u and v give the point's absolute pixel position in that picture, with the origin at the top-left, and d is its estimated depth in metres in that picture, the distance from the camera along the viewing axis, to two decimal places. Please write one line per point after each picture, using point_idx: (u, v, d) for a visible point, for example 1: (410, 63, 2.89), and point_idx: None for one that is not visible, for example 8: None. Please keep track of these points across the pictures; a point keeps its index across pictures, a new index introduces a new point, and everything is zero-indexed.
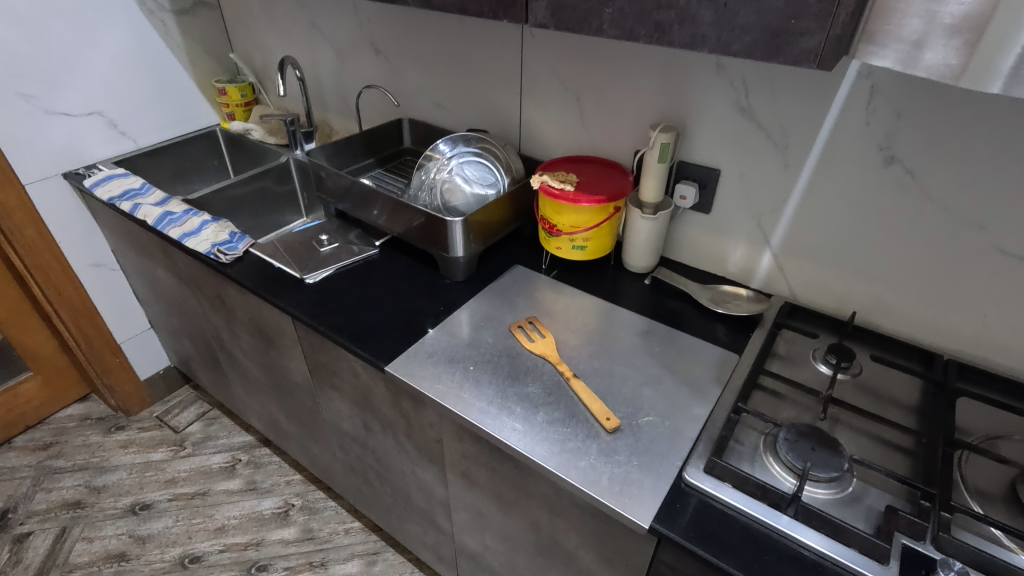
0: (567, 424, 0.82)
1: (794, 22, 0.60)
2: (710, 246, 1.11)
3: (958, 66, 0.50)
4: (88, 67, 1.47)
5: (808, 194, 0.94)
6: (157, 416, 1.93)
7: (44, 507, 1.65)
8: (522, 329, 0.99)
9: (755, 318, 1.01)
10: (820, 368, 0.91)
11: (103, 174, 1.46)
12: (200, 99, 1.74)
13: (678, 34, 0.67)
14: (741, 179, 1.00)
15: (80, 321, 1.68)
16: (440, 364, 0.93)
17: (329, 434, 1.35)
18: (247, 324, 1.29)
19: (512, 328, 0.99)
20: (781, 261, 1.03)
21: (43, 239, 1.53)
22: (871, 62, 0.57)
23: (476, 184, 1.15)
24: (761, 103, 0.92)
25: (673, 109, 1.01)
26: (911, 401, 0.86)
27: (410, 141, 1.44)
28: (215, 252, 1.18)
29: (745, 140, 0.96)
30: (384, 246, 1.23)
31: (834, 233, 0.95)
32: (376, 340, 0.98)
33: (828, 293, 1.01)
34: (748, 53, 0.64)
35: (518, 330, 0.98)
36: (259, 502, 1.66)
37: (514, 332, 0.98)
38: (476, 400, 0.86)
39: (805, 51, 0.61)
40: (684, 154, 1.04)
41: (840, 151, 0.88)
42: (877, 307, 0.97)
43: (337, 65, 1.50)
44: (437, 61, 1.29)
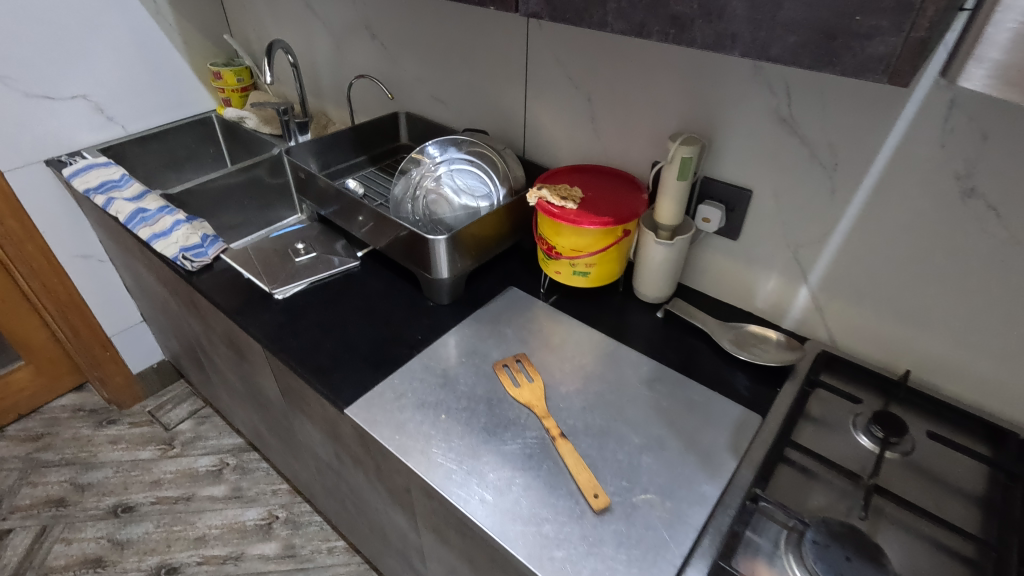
0: (546, 499, 0.69)
1: (858, 19, 0.44)
2: (736, 276, 0.95)
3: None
4: (70, 47, 1.37)
5: (859, 225, 0.78)
6: (149, 411, 1.87)
7: (27, 503, 1.61)
8: (509, 367, 0.85)
9: (784, 369, 0.85)
10: (861, 441, 0.75)
11: (83, 163, 1.37)
12: (195, 83, 1.64)
13: (701, 31, 0.52)
14: (777, 202, 0.84)
15: (66, 312, 1.62)
16: (408, 409, 0.80)
17: (306, 455, 1.24)
18: (221, 334, 1.18)
19: (496, 369, 0.85)
20: (820, 300, 0.87)
21: (25, 229, 1.45)
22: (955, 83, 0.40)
23: (466, 195, 1.02)
24: (806, 114, 0.75)
25: (698, 116, 0.85)
26: (975, 491, 0.69)
27: (406, 137, 1.30)
28: (181, 258, 1.07)
29: (783, 157, 0.80)
30: (367, 258, 1.11)
31: (888, 275, 0.78)
32: (341, 373, 0.86)
33: (875, 342, 0.84)
34: (792, 58, 0.48)
35: (505, 373, 0.84)
36: (242, 512, 1.59)
37: (498, 372, 0.85)
38: (444, 459, 0.73)
39: (871, 59, 0.45)
40: (709, 170, 0.88)
41: (903, 179, 0.71)
42: (936, 365, 0.80)
43: (334, 51, 1.37)
44: (435, 50, 1.14)
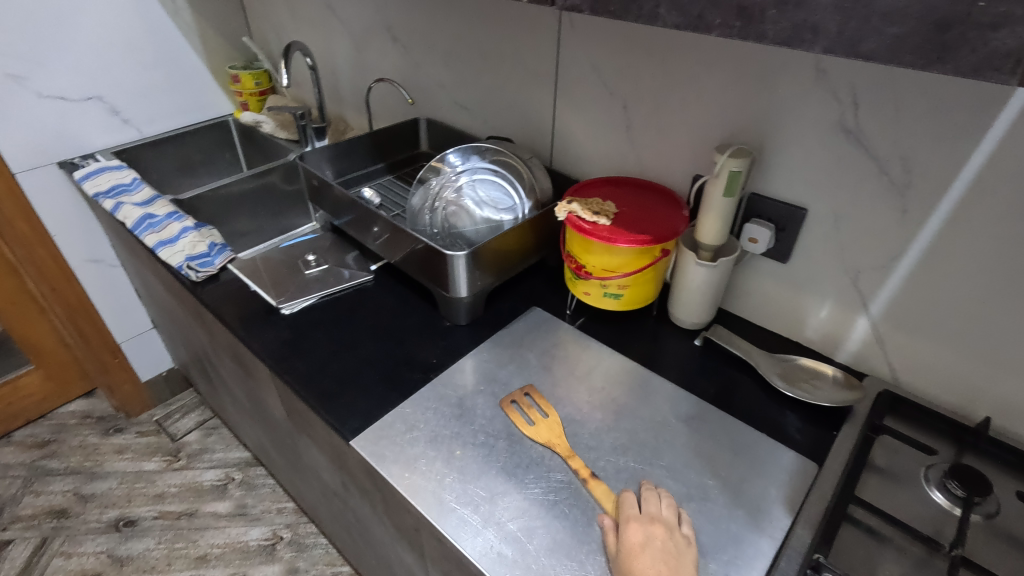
0: (574, 556, 0.60)
1: (982, 5, 0.36)
2: (784, 302, 0.86)
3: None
4: (86, 47, 1.34)
5: (933, 250, 0.68)
6: (157, 420, 1.82)
7: (30, 513, 1.57)
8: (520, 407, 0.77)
9: (841, 409, 0.76)
10: (936, 498, 0.65)
11: (96, 166, 1.33)
12: (213, 86, 1.60)
13: (775, 23, 0.44)
14: (836, 223, 0.75)
15: (75, 318, 1.58)
16: (420, 443, 0.72)
17: (311, 478, 1.17)
18: (226, 348, 1.12)
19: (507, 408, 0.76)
20: (882, 332, 0.77)
21: (35, 231, 1.42)
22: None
23: (488, 208, 0.94)
24: (876, 125, 0.66)
25: (748, 126, 0.77)
26: None
27: (426, 144, 1.24)
28: (186, 268, 1.02)
29: (846, 173, 0.71)
30: (381, 272, 1.04)
31: (967, 308, 0.69)
32: (348, 400, 0.79)
33: (946, 383, 0.74)
34: (888, 55, 0.40)
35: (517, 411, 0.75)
36: (245, 531, 1.52)
37: (507, 410, 0.76)
38: (458, 503, 0.66)
39: (995, 54, 0.36)
40: (758, 185, 0.80)
41: (990, 201, 0.62)
42: (1020, 413, 0.70)
43: (354, 54, 1.31)
44: (459, 54, 1.08)
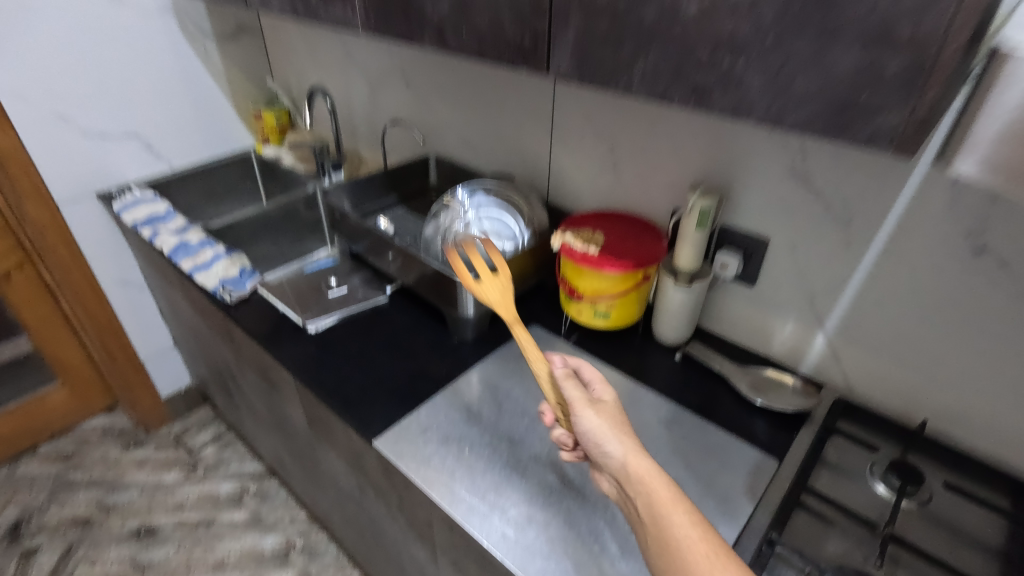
0: (568, 536, 0.71)
1: (866, 96, 0.48)
2: (754, 321, 0.97)
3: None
4: (126, 89, 1.48)
5: (874, 276, 0.80)
6: (174, 435, 1.92)
7: (56, 521, 1.65)
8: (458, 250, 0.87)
9: (802, 415, 0.87)
10: (878, 489, 0.76)
11: (132, 198, 1.45)
12: (237, 122, 1.74)
13: (720, 100, 0.56)
14: (794, 252, 0.87)
15: (104, 337, 1.69)
16: (433, 443, 0.83)
17: (327, 484, 1.27)
18: (252, 363, 1.23)
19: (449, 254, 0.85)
20: (837, 347, 0.89)
21: (73, 256, 1.54)
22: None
23: (492, 237, 1.06)
24: (821, 170, 0.79)
25: (717, 168, 0.89)
26: (992, 544, 0.70)
27: (435, 178, 1.37)
28: (220, 290, 1.13)
29: (800, 211, 0.83)
30: (395, 293, 1.15)
31: (903, 325, 0.80)
32: (369, 407, 0.90)
33: (892, 392, 0.85)
34: (804, 128, 0.52)
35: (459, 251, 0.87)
36: (260, 538, 1.61)
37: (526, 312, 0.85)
38: (467, 493, 0.76)
39: (878, 132, 0.48)
40: (727, 219, 0.92)
41: (915, 236, 0.74)
42: (953, 417, 0.81)
43: (369, 96, 1.45)
44: (466, 100, 1.22)
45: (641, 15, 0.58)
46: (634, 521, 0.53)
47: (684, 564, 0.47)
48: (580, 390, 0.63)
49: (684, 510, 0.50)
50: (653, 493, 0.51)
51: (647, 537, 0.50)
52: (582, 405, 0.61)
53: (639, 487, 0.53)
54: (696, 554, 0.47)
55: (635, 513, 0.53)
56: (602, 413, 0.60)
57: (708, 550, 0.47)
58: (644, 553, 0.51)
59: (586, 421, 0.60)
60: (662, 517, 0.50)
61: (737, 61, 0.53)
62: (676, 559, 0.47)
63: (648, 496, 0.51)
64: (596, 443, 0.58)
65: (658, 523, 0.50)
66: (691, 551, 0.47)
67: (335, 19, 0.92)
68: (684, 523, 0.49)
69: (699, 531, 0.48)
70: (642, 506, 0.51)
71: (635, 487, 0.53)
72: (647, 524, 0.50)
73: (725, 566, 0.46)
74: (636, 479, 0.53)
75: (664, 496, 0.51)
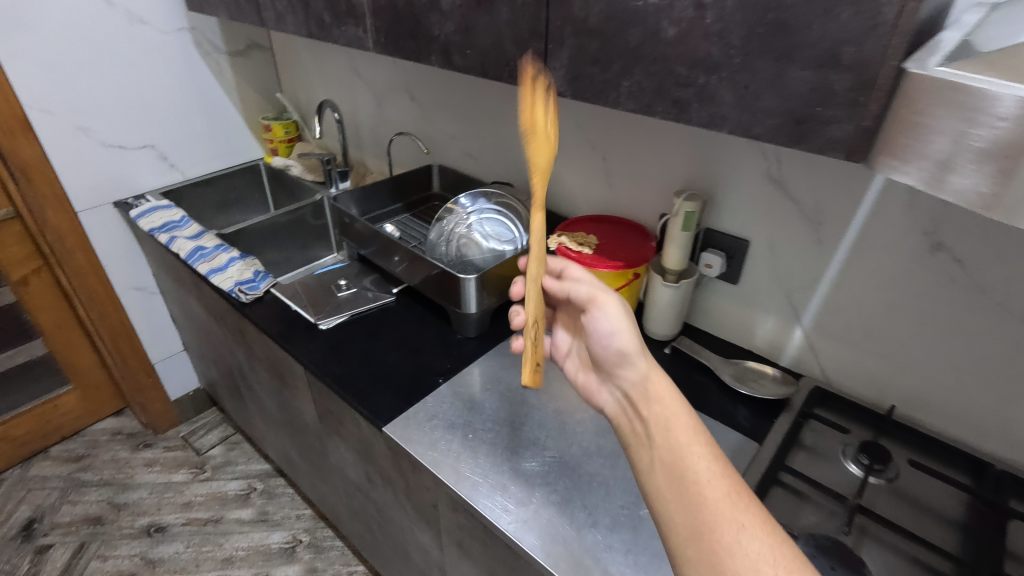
0: (564, 510, 0.77)
1: (820, 109, 0.55)
2: (737, 316, 1.04)
3: (998, 198, 0.38)
4: (143, 103, 1.55)
5: (844, 273, 0.87)
6: (182, 436, 1.97)
7: (67, 520, 1.70)
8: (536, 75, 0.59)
9: (781, 402, 0.94)
10: (850, 468, 0.82)
11: (148, 206, 1.52)
12: (247, 134, 1.82)
13: (697, 112, 0.64)
14: (772, 251, 0.94)
15: (117, 340, 1.74)
16: (439, 429, 0.90)
17: (335, 477, 1.32)
18: (265, 361, 1.29)
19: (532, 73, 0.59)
20: (813, 340, 0.96)
21: (89, 262, 1.60)
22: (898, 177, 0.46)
23: (493, 240, 1.14)
24: (794, 176, 0.86)
25: (701, 175, 0.97)
26: (953, 516, 0.76)
27: (438, 186, 1.44)
28: (236, 291, 1.20)
29: (776, 213, 0.91)
30: (401, 294, 1.22)
31: (872, 317, 0.87)
32: (378, 397, 0.96)
33: (864, 380, 0.92)
34: (770, 136, 0.59)
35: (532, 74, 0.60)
36: (267, 535, 1.66)
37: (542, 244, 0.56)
38: (471, 473, 0.82)
39: (831, 140, 0.55)
40: (711, 222, 0.99)
41: (879, 235, 0.82)
42: (919, 402, 0.88)
43: (375, 109, 1.53)
44: (467, 112, 1.29)
45: (627, 38, 0.66)
46: (639, 443, 0.54)
47: (700, 499, 0.47)
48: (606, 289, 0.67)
49: (703, 442, 0.50)
50: (675, 425, 0.52)
51: (657, 468, 0.51)
52: (607, 303, 0.65)
53: (659, 411, 0.54)
54: (716, 492, 0.47)
55: (645, 439, 0.54)
56: (627, 318, 0.64)
57: (727, 488, 0.47)
58: (649, 484, 0.51)
59: (606, 315, 0.64)
60: (681, 451, 0.50)
61: (711, 78, 0.61)
62: (691, 492, 0.48)
63: (667, 425, 0.52)
64: (614, 337, 0.62)
65: (676, 458, 0.50)
66: (710, 488, 0.47)
67: (349, 39, 1.00)
68: (703, 455, 0.49)
69: (720, 466, 0.48)
70: (657, 435, 0.52)
71: (652, 406, 0.55)
72: (660, 454, 0.51)
73: (746, 506, 0.46)
74: (653, 394, 0.56)
75: (684, 430, 0.51)
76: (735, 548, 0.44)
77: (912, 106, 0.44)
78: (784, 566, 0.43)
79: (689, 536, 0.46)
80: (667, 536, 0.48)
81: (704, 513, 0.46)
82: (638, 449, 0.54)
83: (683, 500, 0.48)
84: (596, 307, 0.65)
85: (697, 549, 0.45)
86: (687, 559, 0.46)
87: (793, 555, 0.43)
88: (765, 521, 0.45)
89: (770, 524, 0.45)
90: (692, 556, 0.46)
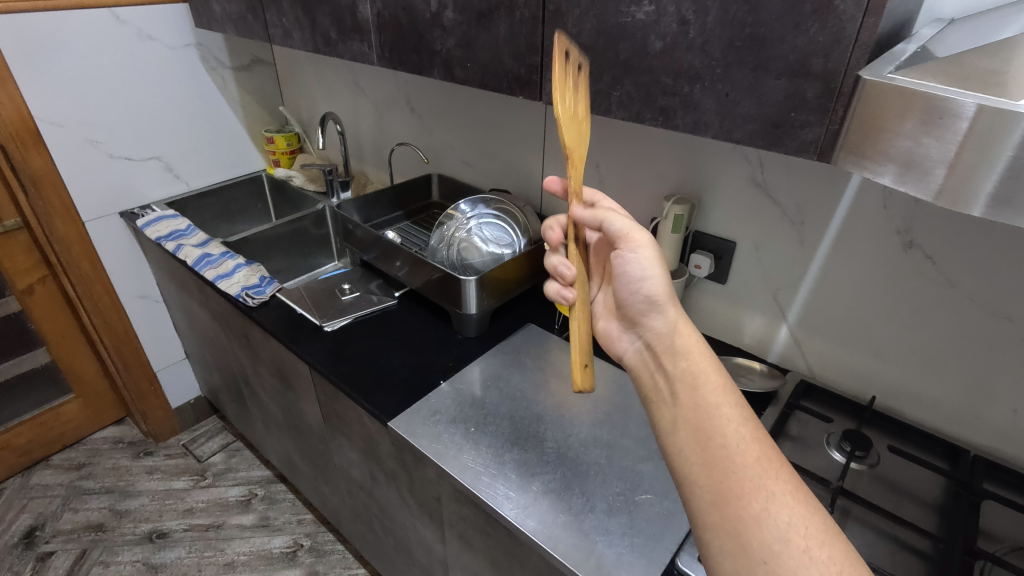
0: (562, 496, 0.81)
1: (793, 115, 0.60)
2: (726, 315, 1.09)
3: (952, 189, 0.43)
4: (150, 115, 1.60)
5: (826, 271, 0.92)
6: (183, 444, 1.99)
7: (69, 527, 1.71)
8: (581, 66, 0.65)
9: (768, 395, 0.98)
10: (833, 455, 0.87)
11: (154, 215, 1.56)
12: (250, 147, 1.87)
13: (682, 119, 0.69)
14: (757, 252, 0.99)
15: (121, 348, 1.77)
16: (442, 423, 0.93)
17: (338, 478, 1.35)
18: (269, 365, 1.33)
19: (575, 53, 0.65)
20: (798, 336, 1.01)
21: (95, 271, 1.63)
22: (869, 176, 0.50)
23: (493, 244, 1.18)
24: (776, 180, 0.92)
25: (689, 180, 1.02)
26: (931, 498, 0.81)
27: (438, 195, 1.49)
28: (243, 295, 1.24)
29: (760, 215, 0.96)
30: (403, 298, 1.27)
31: (854, 313, 0.92)
32: (383, 394, 1.00)
33: (846, 374, 0.97)
34: (749, 140, 0.65)
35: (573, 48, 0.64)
36: (269, 540, 1.68)
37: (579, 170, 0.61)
38: (474, 463, 0.86)
39: (804, 143, 0.61)
40: (699, 225, 1.05)
41: (857, 234, 0.87)
42: (899, 393, 0.92)
43: (376, 121, 1.58)
44: (466, 124, 1.35)
45: (616, 52, 0.71)
46: (662, 400, 0.58)
47: (729, 465, 0.51)
48: (637, 226, 0.66)
49: (733, 405, 0.54)
50: (704, 385, 0.56)
51: (682, 428, 0.55)
52: (642, 244, 0.65)
53: (686, 367, 0.58)
54: (746, 457, 0.51)
55: (669, 396, 0.57)
56: (659, 262, 0.65)
57: (757, 454, 0.51)
58: (673, 444, 0.55)
59: (639, 260, 0.64)
60: (708, 414, 0.54)
61: (695, 87, 0.66)
62: (719, 457, 0.52)
63: (695, 384, 0.56)
64: (645, 284, 0.64)
65: (703, 422, 0.54)
66: (740, 454, 0.51)
67: (354, 53, 1.05)
68: (732, 418, 0.53)
69: (750, 431, 0.53)
70: (684, 394, 0.56)
71: (678, 361, 0.59)
72: (686, 414, 0.55)
73: (777, 473, 0.50)
74: (681, 350, 0.59)
75: (712, 391, 0.55)
76: (764, 515, 0.48)
77: (874, 111, 0.48)
78: (814, 536, 0.47)
79: (715, 501, 0.50)
80: (689, 498, 0.53)
81: (730, 475, 0.50)
82: (660, 406, 0.58)
83: (710, 464, 0.52)
84: (629, 246, 0.65)
85: (722, 514, 0.50)
86: (710, 521, 0.50)
87: (823, 525, 0.48)
88: (795, 489, 0.50)
89: (801, 493, 0.49)
90: (716, 521, 0.50)
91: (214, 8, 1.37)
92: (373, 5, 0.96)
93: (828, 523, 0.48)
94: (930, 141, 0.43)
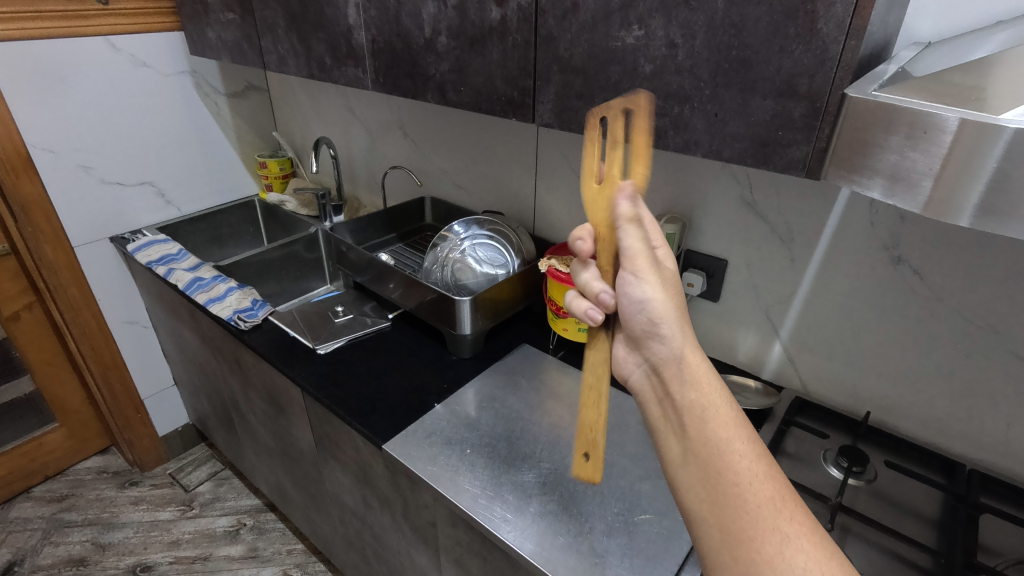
0: (560, 518, 0.80)
1: (780, 134, 0.62)
2: (720, 333, 1.10)
3: (938, 201, 0.44)
4: (142, 141, 1.60)
5: (816, 288, 0.93)
6: (170, 474, 1.94)
7: (49, 562, 1.65)
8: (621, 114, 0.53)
9: (764, 412, 0.98)
10: (831, 472, 0.87)
11: (145, 240, 1.55)
12: (242, 171, 1.88)
13: (673, 139, 0.70)
14: (749, 270, 1.00)
15: (108, 375, 1.74)
16: (438, 445, 0.92)
17: (330, 505, 1.32)
18: (260, 389, 1.31)
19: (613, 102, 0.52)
20: (792, 353, 1.01)
21: (83, 296, 1.61)
22: (858, 189, 0.51)
23: (487, 265, 1.19)
24: (765, 199, 0.93)
25: (680, 200, 1.04)
26: (929, 512, 0.81)
27: (431, 218, 1.50)
28: (235, 318, 1.23)
29: (750, 234, 0.97)
30: (397, 319, 1.27)
31: (846, 330, 0.93)
32: (377, 417, 0.99)
33: (840, 390, 0.97)
34: (739, 159, 0.66)
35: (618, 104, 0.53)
36: (257, 571, 1.63)
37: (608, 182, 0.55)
38: (470, 485, 0.85)
39: (792, 160, 0.62)
40: (691, 244, 1.06)
41: (845, 251, 0.88)
42: (893, 409, 0.93)
43: (368, 146, 1.60)
44: (459, 146, 1.36)
45: (608, 75, 0.73)
46: (669, 431, 0.56)
47: (742, 504, 0.51)
48: (643, 245, 0.57)
49: (745, 440, 0.53)
50: (714, 418, 0.54)
51: (691, 462, 0.54)
52: (644, 266, 0.57)
53: (695, 399, 0.55)
54: (759, 498, 0.50)
55: (677, 427, 0.56)
56: (663, 284, 0.58)
57: (771, 493, 0.51)
58: (683, 479, 0.54)
59: (639, 283, 0.57)
60: (719, 449, 0.53)
61: (684, 108, 0.68)
62: (731, 496, 0.51)
63: (705, 418, 0.54)
64: (646, 307, 0.58)
65: (714, 457, 0.53)
66: (753, 494, 0.51)
67: (349, 78, 1.06)
68: (745, 454, 0.52)
69: (763, 467, 0.52)
70: (693, 428, 0.54)
71: (687, 391, 0.56)
72: (695, 447, 0.54)
73: (791, 513, 0.50)
74: (690, 378, 0.56)
75: (723, 424, 0.54)
76: (777, 559, 0.48)
77: (862, 129, 0.49)
78: None
79: (727, 542, 0.50)
80: (699, 535, 0.53)
81: (742, 514, 0.50)
82: (667, 437, 0.56)
83: (721, 503, 0.51)
84: (632, 268, 0.57)
85: (734, 556, 0.50)
86: (720, 561, 0.51)
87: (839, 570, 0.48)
88: (810, 531, 0.49)
89: (816, 536, 0.49)
90: (728, 562, 0.50)
91: (209, 35, 1.39)
92: (368, 31, 0.98)
93: (845, 567, 0.48)
94: (915, 155, 0.45)
